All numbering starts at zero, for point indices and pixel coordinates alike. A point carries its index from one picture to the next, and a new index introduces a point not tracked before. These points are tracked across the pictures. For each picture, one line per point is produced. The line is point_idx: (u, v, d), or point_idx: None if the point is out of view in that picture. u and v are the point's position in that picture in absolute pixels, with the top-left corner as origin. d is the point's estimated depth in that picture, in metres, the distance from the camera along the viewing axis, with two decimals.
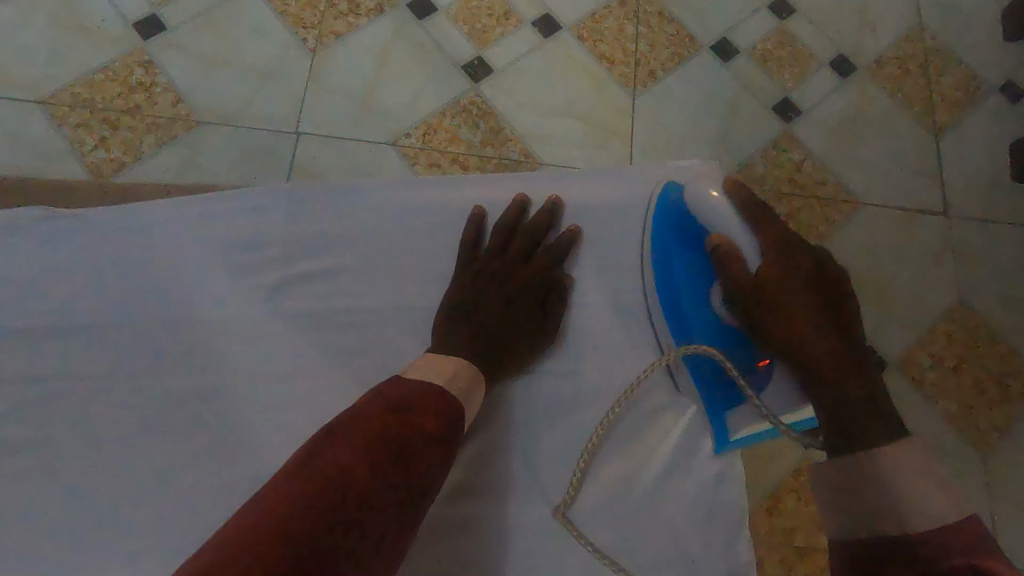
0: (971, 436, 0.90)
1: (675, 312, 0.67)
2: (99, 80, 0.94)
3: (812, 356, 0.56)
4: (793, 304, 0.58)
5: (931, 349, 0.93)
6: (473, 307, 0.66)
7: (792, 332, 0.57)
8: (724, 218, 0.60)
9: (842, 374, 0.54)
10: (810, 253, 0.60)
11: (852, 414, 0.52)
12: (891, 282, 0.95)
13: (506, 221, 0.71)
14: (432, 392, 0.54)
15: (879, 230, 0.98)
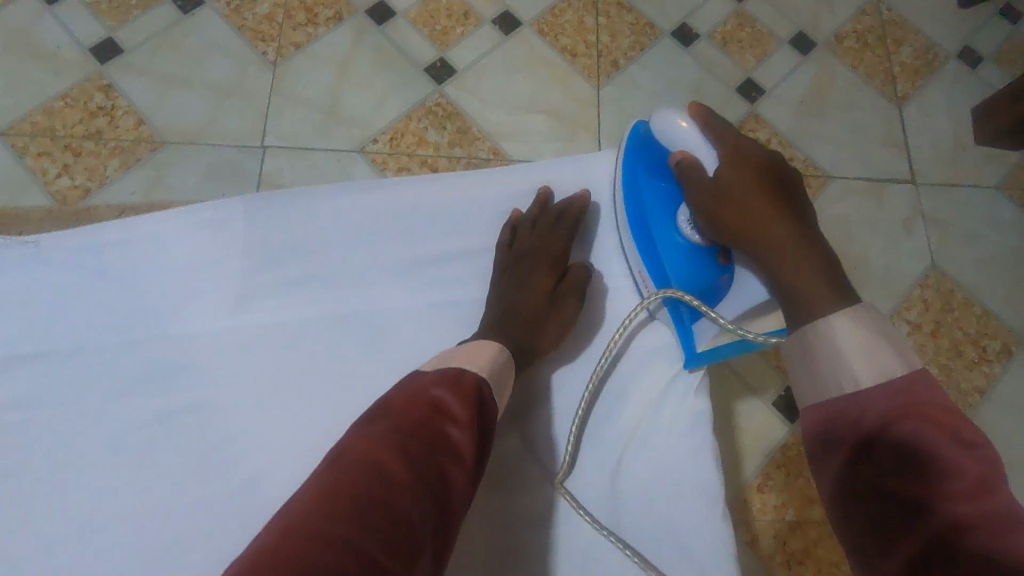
0: (954, 398, 0.90)
1: (642, 231, 0.72)
2: (58, 108, 0.93)
3: (773, 242, 0.60)
4: (752, 201, 0.62)
5: (908, 315, 0.94)
6: (509, 298, 0.69)
7: (752, 222, 0.62)
8: (687, 138, 0.68)
9: (799, 256, 0.59)
10: (763, 159, 0.65)
11: (806, 288, 0.56)
12: (864, 252, 0.96)
13: (534, 211, 0.75)
14: (467, 380, 0.55)
15: (849, 201, 0.99)
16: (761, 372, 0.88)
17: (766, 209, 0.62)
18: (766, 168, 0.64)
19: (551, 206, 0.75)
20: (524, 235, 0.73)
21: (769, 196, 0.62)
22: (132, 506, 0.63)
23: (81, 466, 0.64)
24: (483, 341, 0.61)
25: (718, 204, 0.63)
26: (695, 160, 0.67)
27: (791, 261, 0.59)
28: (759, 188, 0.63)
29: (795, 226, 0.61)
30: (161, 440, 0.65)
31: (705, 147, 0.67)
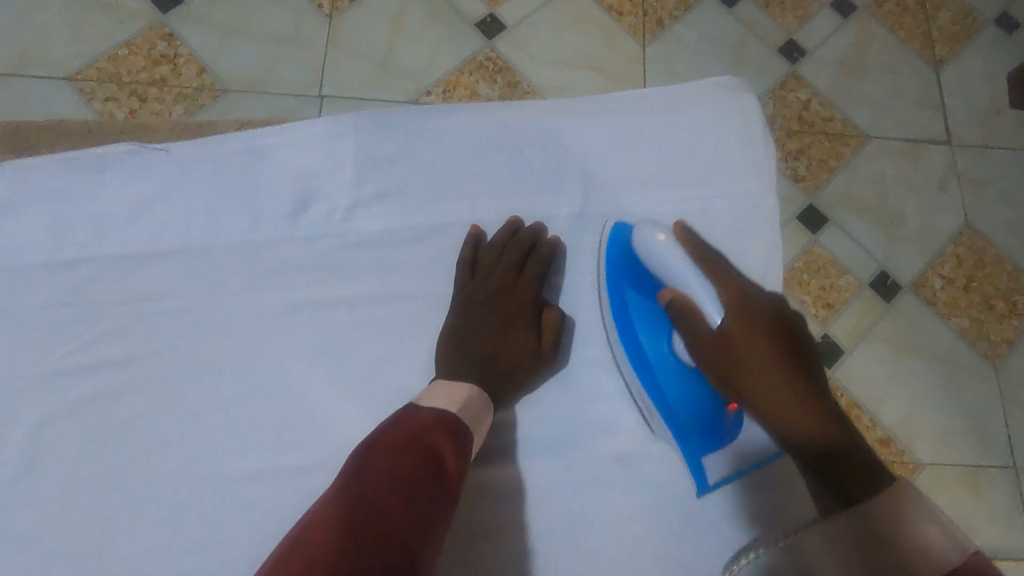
0: (984, 349, 0.94)
1: (648, 371, 0.66)
2: (123, 55, 0.96)
3: (799, 424, 0.58)
4: (763, 362, 0.59)
5: (942, 271, 0.97)
6: (471, 338, 0.66)
7: (774, 398, 0.59)
8: (674, 266, 0.62)
9: (816, 419, 0.57)
10: (770, 308, 0.62)
11: (837, 468, 0.55)
12: (900, 210, 0.99)
13: (502, 242, 0.70)
14: (453, 425, 0.58)
15: (886, 161, 1.02)
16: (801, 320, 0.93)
17: (788, 377, 0.59)
18: (774, 320, 0.61)
19: (525, 237, 0.70)
20: (488, 270, 0.69)
21: (788, 361, 0.60)
22: (205, 420, 0.65)
23: (153, 384, 0.65)
24: (458, 384, 0.62)
25: (735, 375, 0.60)
26: (687, 299, 0.62)
27: (818, 438, 0.57)
28: (774, 354, 0.60)
29: (812, 395, 0.59)
30: (231, 361, 0.66)
31: (697, 287, 0.61)
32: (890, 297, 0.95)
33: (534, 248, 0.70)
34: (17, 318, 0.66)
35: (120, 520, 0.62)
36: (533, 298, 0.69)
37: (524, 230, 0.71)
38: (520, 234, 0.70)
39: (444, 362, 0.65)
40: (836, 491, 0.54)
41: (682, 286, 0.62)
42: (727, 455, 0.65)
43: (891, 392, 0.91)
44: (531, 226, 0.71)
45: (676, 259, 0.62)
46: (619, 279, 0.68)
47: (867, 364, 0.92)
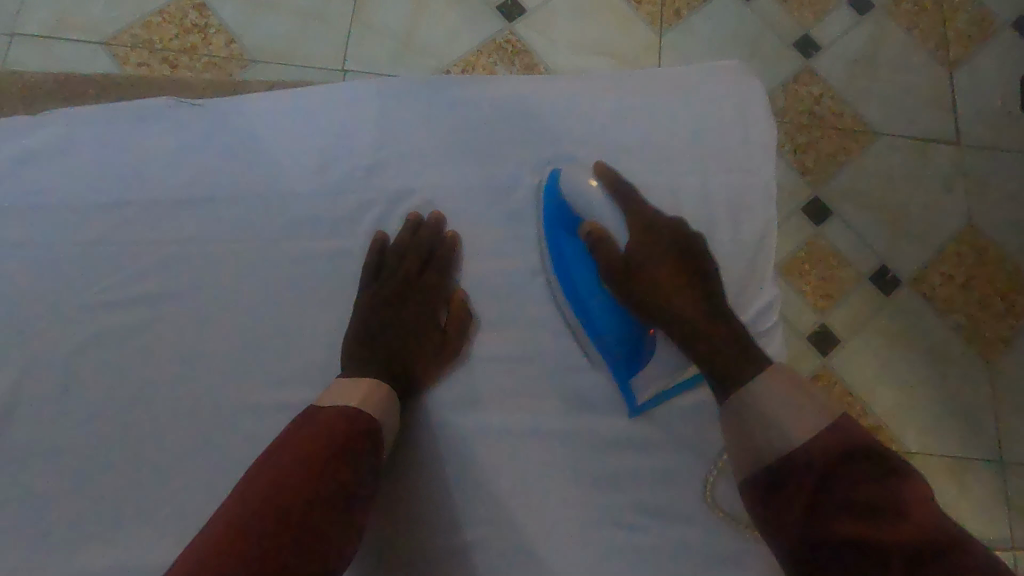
0: (979, 345, 0.96)
1: (580, 300, 0.70)
2: (156, 23, 0.99)
3: (689, 325, 0.62)
4: (659, 274, 0.65)
5: (942, 267, 0.99)
6: (376, 340, 0.66)
7: (669, 302, 0.64)
8: (591, 209, 0.68)
9: (708, 323, 0.62)
10: (670, 228, 0.67)
11: (726, 360, 0.59)
12: (903, 206, 1.01)
13: (404, 242, 0.70)
14: (356, 422, 0.57)
15: (893, 158, 1.03)
16: (799, 310, 0.95)
17: (682, 288, 0.64)
18: (673, 241, 0.66)
19: (424, 232, 0.70)
20: (392, 269, 0.69)
21: (683, 269, 0.65)
22: (216, 371, 0.67)
23: (169, 335, 0.68)
24: (362, 378, 0.61)
25: (635, 278, 0.65)
26: (602, 229, 0.67)
27: (706, 331, 0.62)
28: (669, 267, 0.65)
29: (702, 299, 0.64)
30: (245, 317, 0.69)
31: (613, 221, 0.67)
32: (890, 291, 0.97)
33: (431, 247, 0.70)
34: (45, 264, 0.69)
35: (132, 463, 0.65)
36: (429, 297, 0.70)
37: (423, 225, 0.71)
38: (417, 229, 0.70)
39: (359, 355, 0.64)
40: (721, 378, 0.59)
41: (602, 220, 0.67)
42: (649, 373, 0.68)
43: (884, 383, 0.93)
44: (429, 219, 0.71)
45: (596, 194, 0.68)
46: (551, 222, 0.71)
47: (863, 353, 0.94)
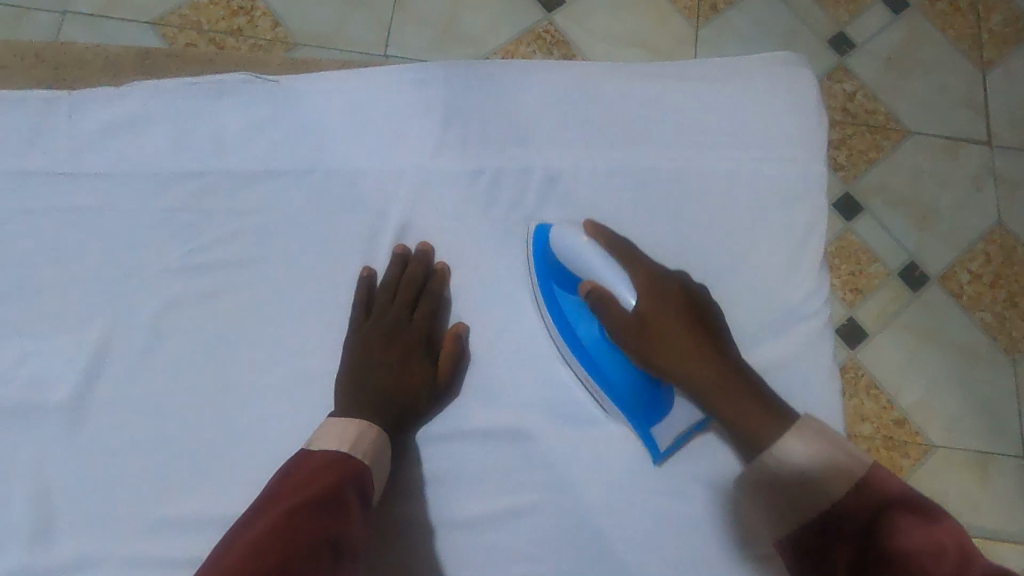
0: (1005, 343, 0.97)
1: (578, 341, 0.50)
2: (203, 4, 1.01)
3: (708, 390, 0.47)
4: (675, 333, 0.47)
5: (970, 265, 1.00)
6: (369, 388, 0.48)
7: (682, 361, 0.47)
8: (577, 253, 0.48)
9: (735, 393, 0.46)
10: (674, 278, 0.49)
11: (753, 429, 0.45)
12: (933, 205, 1.02)
13: (392, 281, 0.51)
14: (343, 493, 0.42)
15: (924, 156, 1.04)
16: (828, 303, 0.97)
17: (698, 350, 0.48)
18: (686, 296, 0.49)
19: (414, 269, 0.51)
20: (382, 308, 0.50)
21: (700, 334, 0.48)
22: None
23: None
24: (345, 419, 0.45)
25: (647, 342, 0.47)
26: (609, 291, 0.48)
27: (730, 403, 0.46)
28: (682, 323, 0.48)
29: (718, 356, 0.48)
30: None
31: (614, 271, 0.48)
32: (918, 287, 0.98)
33: (420, 289, 0.51)
34: None
35: None
36: (425, 345, 0.51)
37: (412, 262, 0.52)
38: (406, 266, 0.52)
39: (345, 395, 0.47)
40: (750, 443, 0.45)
41: (603, 277, 0.48)
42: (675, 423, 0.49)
43: (909, 377, 0.94)
44: (416, 252, 0.52)
45: (591, 250, 0.48)
46: (547, 278, 0.51)
47: (889, 349, 0.95)
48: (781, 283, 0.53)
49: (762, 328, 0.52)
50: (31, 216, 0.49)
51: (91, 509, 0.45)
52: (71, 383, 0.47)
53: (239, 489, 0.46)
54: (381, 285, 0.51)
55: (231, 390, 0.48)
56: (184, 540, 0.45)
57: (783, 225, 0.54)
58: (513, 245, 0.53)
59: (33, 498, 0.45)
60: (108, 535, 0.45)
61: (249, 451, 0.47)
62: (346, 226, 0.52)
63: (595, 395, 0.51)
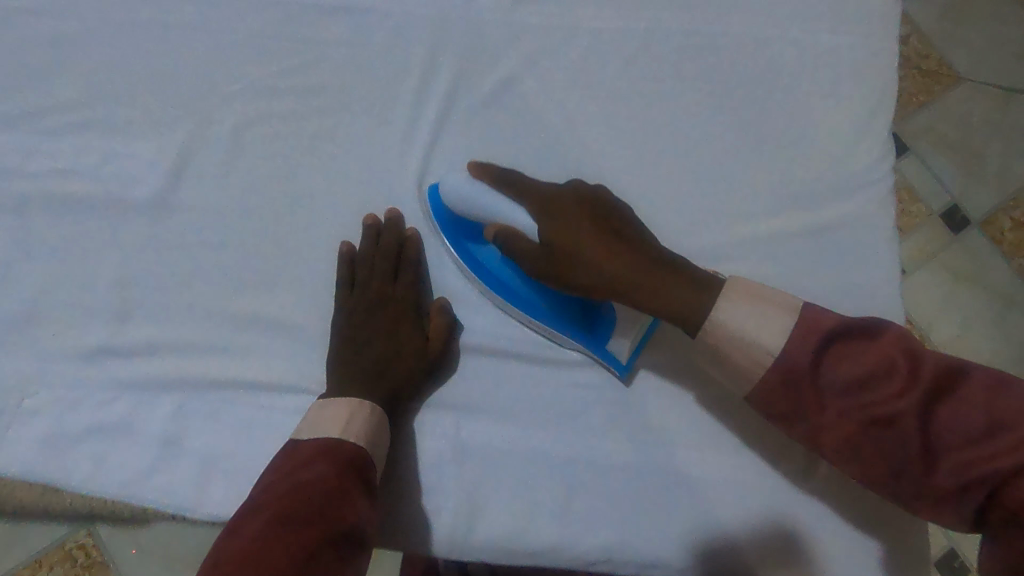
0: None
1: (507, 286, 0.47)
2: None
3: (633, 287, 0.40)
4: (582, 243, 0.41)
5: (1013, 213, 0.92)
6: (347, 373, 0.44)
7: (597, 266, 0.41)
8: (466, 200, 0.45)
9: (656, 275, 0.40)
10: (568, 192, 0.44)
11: (693, 307, 0.39)
12: (980, 153, 0.93)
13: (367, 254, 0.48)
14: (342, 484, 0.37)
15: (975, 105, 0.95)
16: None
17: (610, 245, 0.41)
18: (582, 199, 0.43)
19: (387, 238, 0.48)
20: (363, 287, 0.47)
21: (606, 231, 0.42)
22: None
23: None
24: (333, 401, 0.41)
25: (558, 264, 0.42)
26: (507, 225, 0.44)
27: (657, 289, 0.40)
28: (591, 233, 0.42)
29: (633, 248, 0.41)
30: None
31: (504, 204, 0.44)
32: (959, 229, 0.92)
33: (393, 259, 0.48)
34: None
35: None
36: (405, 315, 0.47)
37: (384, 232, 0.48)
38: (379, 237, 0.48)
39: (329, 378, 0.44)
40: (684, 321, 0.39)
41: (495, 210, 0.44)
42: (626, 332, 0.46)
43: (946, 317, 0.89)
44: (387, 219, 0.49)
45: (480, 190, 0.44)
46: (455, 234, 0.48)
47: (926, 284, 0.90)
48: (846, 151, 0.53)
49: (826, 193, 0.52)
50: (121, 29, 0.51)
51: (164, 300, 0.46)
52: (153, 184, 0.48)
53: (305, 296, 0.47)
54: (353, 266, 0.48)
55: (300, 206, 0.49)
56: (256, 337, 0.46)
57: (847, 100, 0.54)
58: (576, 99, 0.53)
59: (114, 286, 0.46)
60: (179, 326, 0.46)
61: (316, 263, 0.48)
62: (415, 65, 0.53)
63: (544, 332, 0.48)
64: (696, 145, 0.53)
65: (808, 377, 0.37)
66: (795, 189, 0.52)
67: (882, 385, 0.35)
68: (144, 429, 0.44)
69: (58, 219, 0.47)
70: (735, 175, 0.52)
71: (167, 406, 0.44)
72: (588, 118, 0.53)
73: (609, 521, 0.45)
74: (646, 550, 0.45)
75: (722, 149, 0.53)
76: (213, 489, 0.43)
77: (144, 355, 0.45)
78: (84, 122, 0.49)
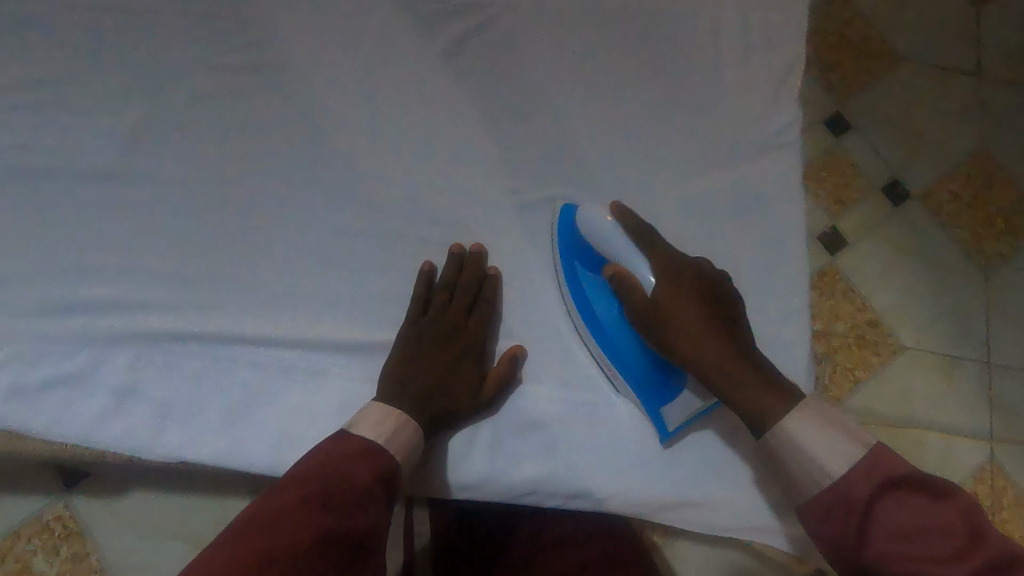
0: (979, 258, 0.85)
1: (595, 317, 0.51)
2: None
3: (717, 372, 0.46)
4: (688, 319, 0.47)
5: (951, 184, 0.87)
6: (406, 387, 0.48)
7: (693, 346, 0.47)
8: (609, 241, 0.49)
9: (742, 370, 0.46)
10: (696, 271, 0.48)
11: (762, 405, 0.44)
12: (919, 127, 0.88)
13: (449, 283, 0.51)
14: (373, 488, 0.42)
15: (915, 80, 0.89)
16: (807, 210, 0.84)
17: (710, 328, 0.47)
18: (709, 280, 0.48)
19: (468, 273, 0.52)
20: (437, 311, 0.51)
21: (714, 315, 0.47)
22: None
23: None
24: (389, 413, 0.46)
25: (656, 325, 0.47)
26: (628, 273, 0.49)
27: (739, 381, 0.45)
28: (704, 315, 0.47)
29: (733, 340, 0.47)
30: None
31: (637, 257, 0.49)
32: (899, 202, 0.86)
33: (470, 298, 0.51)
34: None
35: None
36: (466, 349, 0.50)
37: (467, 266, 0.52)
38: (461, 270, 0.52)
39: (387, 382, 0.48)
40: (752, 412, 0.45)
41: (623, 256, 0.49)
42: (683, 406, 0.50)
43: (883, 288, 0.83)
44: (471, 252, 0.52)
45: (621, 236, 0.49)
46: (571, 256, 0.52)
47: (867, 258, 0.84)
48: (753, 118, 0.57)
49: (739, 158, 0.56)
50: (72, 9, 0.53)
51: (114, 264, 0.50)
52: (106, 156, 0.52)
53: (248, 258, 0.51)
54: (433, 290, 0.51)
55: (243, 175, 0.52)
56: (207, 295, 0.50)
57: (755, 71, 0.57)
58: (500, 72, 0.56)
59: (70, 252, 0.50)
60: (130, 283, 0.50)
61: (259, 226, 0.52)
62: (348, 42, 0.56)
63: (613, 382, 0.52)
64: (613, 113, 0.56)
65: (858, 509, 0.40)
66: (712, 154, 0.56)
67: (935, 538, 0.38)
68: (100, 381, 0.48)
69: (20, 189, 0.51)
70: (652, 141, 0.56)
71: (123, 359, 0.48)
72: (511, 90, 0.56)
73: (536, 457, 0.50)
74: (565, 482, 0.50)
75: (638, 117, 0.56)
76: (167, 433, 0.48)
77: (100, 312, 0.49)
78: (40, 99, 0.52)
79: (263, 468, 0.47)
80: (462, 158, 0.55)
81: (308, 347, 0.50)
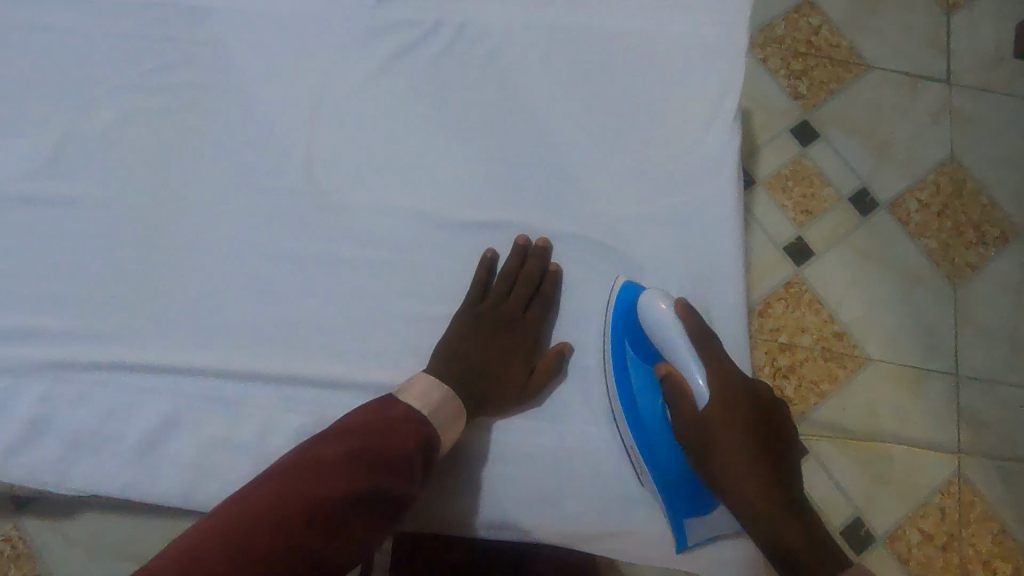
0: (946, 269, 0.77)
1: (636, 412, 0.49)
2: None
3: (759, 513, 0.44)
4: (740, 444, 0.45)
5: (919, 195, 0.79)
6: (454, 368, 0.48)
7: (740, 478, 0.45)
8: (672, 342, 0.48)
9: (787, 517, 0.44)
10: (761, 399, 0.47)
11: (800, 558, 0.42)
12: (886, 138, 0.80)
13: (508, 272, 0.52)
14: (410, 460, 0.42)
15: (885, 92, 0.82)
16: (768, 219, 0.77)
17: (761, 461, 0.45)
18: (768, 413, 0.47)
19: (531, 265, 0.52)
20: (497, 295, 0.52)
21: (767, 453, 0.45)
22: None
23: None
24: (436, 385, 0.47)
25: (703, 445, 0.46)
26: (684, 378, 0.47)
27: (780, 524, 0.44)
28: (758, 447, 0.45)
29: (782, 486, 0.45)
30: None
31: (694, 363, 0.47)
32: (868, 212, 0.78)
33: (530, 291, 0.52)
34: None
35: None
36: (517, 338, 0.51)
37: (530, 258, 0.52)
38: (524, 261, 0.52)
39: (437, 360, 0.49)
40: (788, 559, 0.43)
41: (681, 360, 0.47)
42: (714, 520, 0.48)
43: (848, 300, 0.75)
44: (536, 245, 0.53)
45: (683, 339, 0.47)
46: (623, 339, 0.51)
47: (833, 269, 0.76)
48: (691, 138, 0.55)
49: (677, 176, 0.54)
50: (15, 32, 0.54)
51: (30, 293, 0.50)
52: (34, 181, 0.52)
53: (170, 285, 0.51)
54: (497, 279, 0.52)
55: (165, 201, 0.52)
56: (122, 323, 0.50)
57: (695, 90, 0.56)
58: (431, 94, 0.55)
59: None
60: (44, 315, 0.50)
61: (182, 252, 0.51)
62: (276, 64, 0.55)
63: (635, 462, 0.49)
64: (545, 134, 0.55)
65: None
66: (649, 172, 0.54)
67: None
68: (12, 411, 0.49)
69: None
70: (584, 161, 0.55)
71: (34, 392, 0.49)
72: (442, 111, 0.55)
73: (451, 490, 0.50)
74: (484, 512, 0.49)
75: (571, 138, 0.55)
76: (76, 466, 0.48)
77: (13, 342, 0.50)
78: None
79: (173, 501, 0.48)
80: (390, 182, 0.54)
81: (225, 377, 0.49)
